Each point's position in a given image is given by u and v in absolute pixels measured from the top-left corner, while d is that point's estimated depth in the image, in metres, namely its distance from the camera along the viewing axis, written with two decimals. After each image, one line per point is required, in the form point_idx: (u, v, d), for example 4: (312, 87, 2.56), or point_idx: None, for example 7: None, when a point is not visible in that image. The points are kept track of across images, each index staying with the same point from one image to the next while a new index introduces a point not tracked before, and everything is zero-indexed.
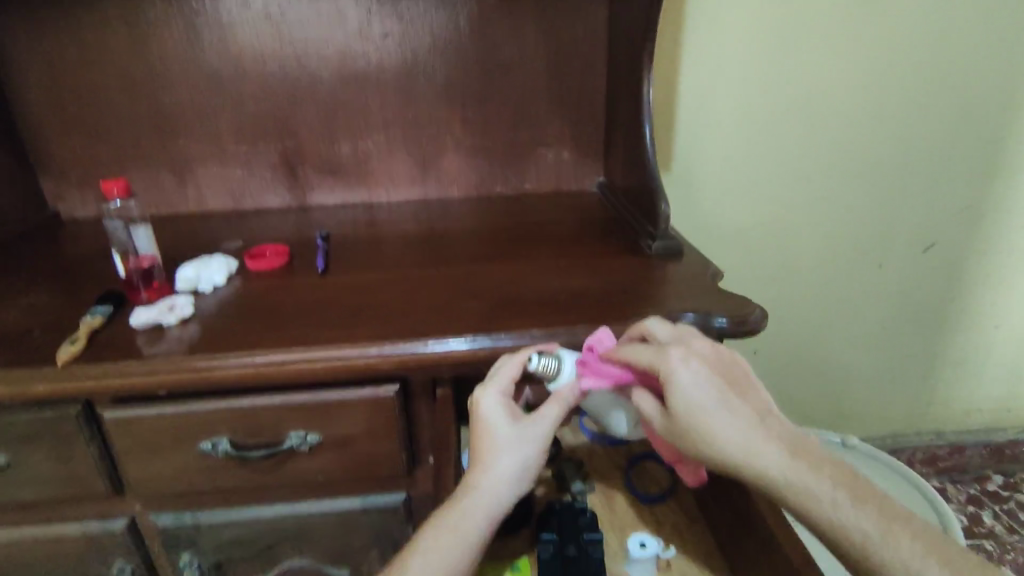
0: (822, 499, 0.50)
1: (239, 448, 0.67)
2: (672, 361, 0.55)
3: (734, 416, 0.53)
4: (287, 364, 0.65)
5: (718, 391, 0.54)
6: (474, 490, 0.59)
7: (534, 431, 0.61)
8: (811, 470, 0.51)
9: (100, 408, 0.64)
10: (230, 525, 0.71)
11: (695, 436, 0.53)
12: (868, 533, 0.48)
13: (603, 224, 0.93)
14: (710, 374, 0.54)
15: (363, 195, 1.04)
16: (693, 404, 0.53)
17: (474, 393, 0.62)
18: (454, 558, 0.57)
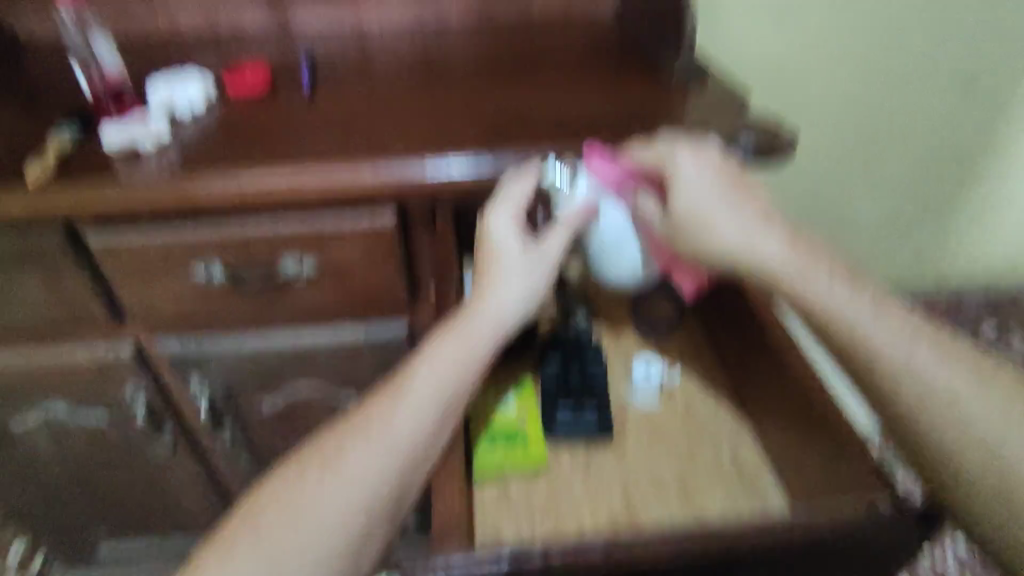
0: (831, 299, 0.46)
1: (235, 274, 0.64)
2: (680, 155, 0.52)
3: (743, 214, 0.50)
4: (275, 187, 0.60)
5: (727, 188, 0.51)
6: (478, 312, 0.51)
7: (545, 257, 0.53)
8: (822, 271, 0.47)
9: (82, 229, 0.62)
10: (235, 353, 0.72)
11: (697, 232, 0.51)
12: (878, 336, 0.45)
13: (619, 42, 0.83)
14: (722, 171, 0.51)
15: (350, 13, 0.87)
16: (696, 198, 0.51)
17: (483, 213, 0.54)
18: (455, 384, 0.49)
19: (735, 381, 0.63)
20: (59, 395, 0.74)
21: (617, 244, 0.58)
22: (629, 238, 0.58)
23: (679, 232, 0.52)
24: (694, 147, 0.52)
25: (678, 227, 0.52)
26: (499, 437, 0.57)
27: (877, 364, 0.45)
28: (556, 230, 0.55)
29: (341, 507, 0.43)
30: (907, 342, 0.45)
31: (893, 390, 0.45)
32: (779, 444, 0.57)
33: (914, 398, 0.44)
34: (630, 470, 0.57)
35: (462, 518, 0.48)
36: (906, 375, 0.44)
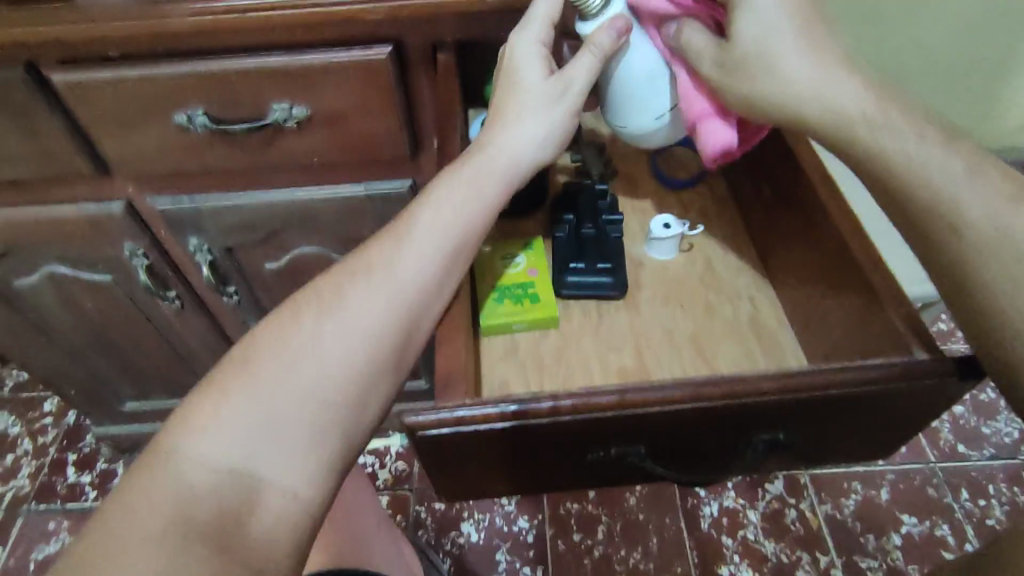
0: (900, 149, 0.42)
1: (219, 121, 0.58)
2: None
3: (811, 51, 0.44)
4: (251, 13, 0.52)
5: (793, 19, 0.44)
6: (493, 147, 0.47)
7: (567, 89, 0.47)
8: (896, 121, 0.42)
9: (46, 69, 0.56)
10: (230, 210, 0.69)
11: (756, 69, 0.45)
12: (950, 188, 0.40)
13: None
14: (794, 2, 0.44)
15: None
16: (760, 29, 0.44)
17: (509, 36, 0.48)
18: (465, 223, 0.45)
19: (761, 238, 0.59)
20: (57, 252, 0.72)
21: (643, 94, 0.50)
22: (657, 85, 0.50)
23: (733, 71, 0.46)
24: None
25: (733, 64, 0.45)
26: (508, 293, 0.55)
27: (940, 217, 0.40)
28: (584, 54, 0.47)
29: (346, 349, 0.39)
30: (985, 197, 0.39)
31: (950, 247, 0.40)
32: (805, 304, 0.54)
33: (980, 258, 0.39)
34: (642, 328, 0.56)
35: (465, 364, 0.46)
36: (976, 231, 0.39)
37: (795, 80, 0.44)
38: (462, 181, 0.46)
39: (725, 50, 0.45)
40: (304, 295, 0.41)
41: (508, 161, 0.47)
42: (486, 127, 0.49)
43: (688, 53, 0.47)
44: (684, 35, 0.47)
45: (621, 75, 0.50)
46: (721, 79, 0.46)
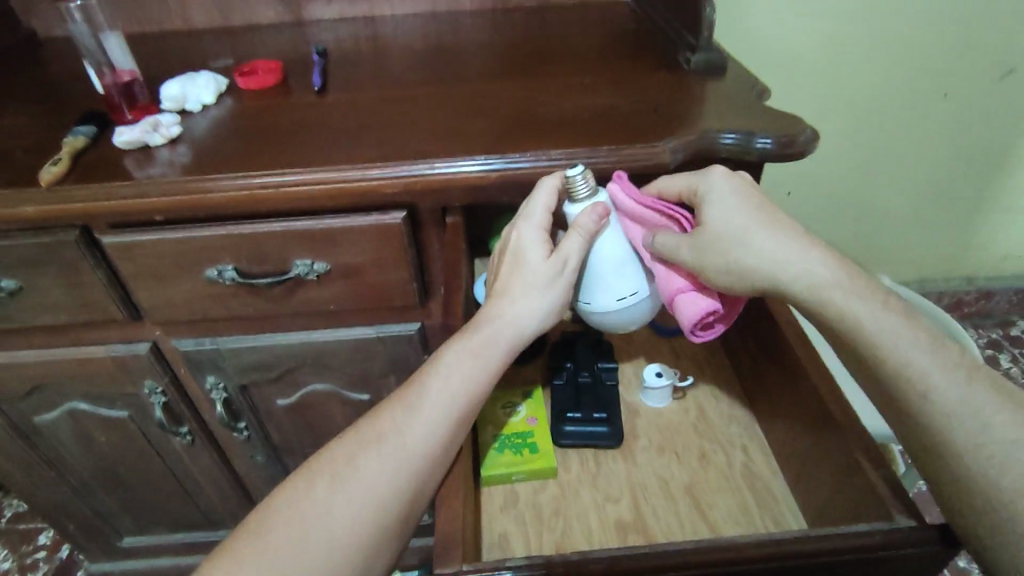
0: (870, 318, 0.46)
1: (247, 275, 0.64)
2: (713, 177, 0.53)
3: (783, 232, 0.50)
4: (283, 187, 0.59)
5: (756, 207, 0.51)
6: (494, 319, 0.51)
7: (561, 265, 0.52)
8: (864, 298, 0.47)
9: (98, 233, 0.62)
10: (248, 352, 0.73)
11: (726, 244, 0.50)
12: (916, 360, 0.45)
13: (634, 38, 0.84)
14: (753, 194, 0.52)
15: (364, 9, 0.98)
16: (732, 212, 0.51)
17: (510, 224, 0.54)
18: (466, 390, 0.49)
19: (749, 384, 0.62)
20: (79, 390, 0.76)
21: (613, 270, 0.54)
22: (626, 272, 0.55)
23: (709, 246, 0.51)
24: (724, 172, 0.54)
25: (705, 244, 0.51)
26: (508, 445, 0.57)
27: (927, 401, 0.44)
28: (572, 234, 0.52)
29: (354, 522, 0.42)
30: (946, 369, 0.44)
31: (940, 431, 0.43)
32: (795, 454, 0.55)
33: (952, 425, 0.43)
34: (638, 478, 0.57)
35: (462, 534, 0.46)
36: (946, 400, 0.43)
37: (768, 253, 0.49)
38: (466, 350, 0.50)
39: (698, 235, 0.51)
40: (322, 463, 0.45)
41: (508, 330, 0.51)
42: (488, 301, 0.53)
43: (667, 250, 0.52)
44: (658, 237, 0.52)
45: (594, 263, 0.54)
46: (697, 258, 0.51)
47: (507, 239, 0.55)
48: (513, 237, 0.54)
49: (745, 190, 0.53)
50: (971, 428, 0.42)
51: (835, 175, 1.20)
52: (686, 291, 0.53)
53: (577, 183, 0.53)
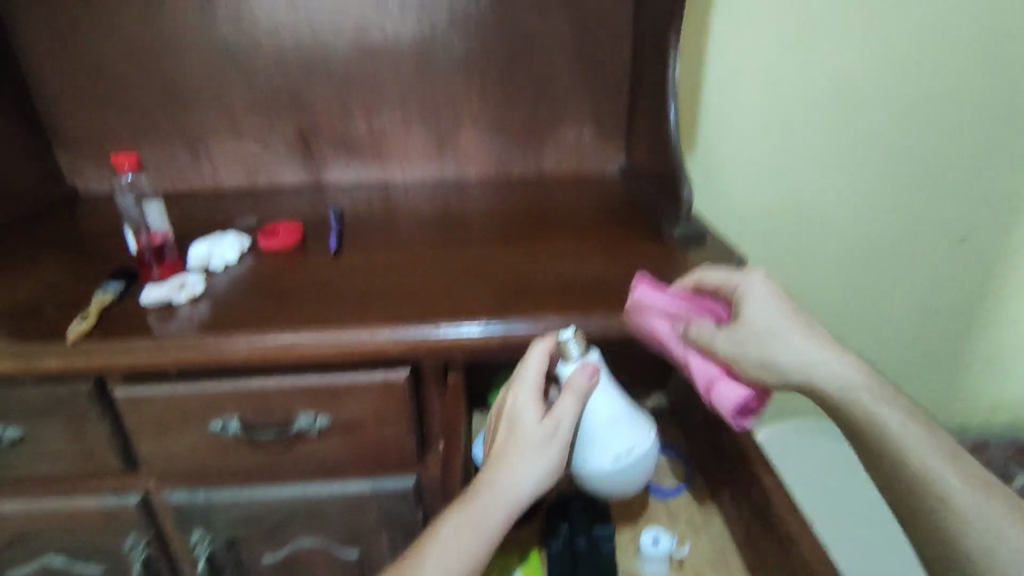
0: (886, 418, 0.51)
1: (250, 429, 0.66)
2: (750, 278, 0.57)
3: (813, 335, 0.54)
4: (296, 346, 0.63)
5: (792, 311, 0.54)
6: (493, 484, 0.52)
7: (556, 426, 0.55)
8: (884, 399, 0.52)
9: (111, 384, 0.64)
10: (240, 505, 0.71)
11: (763, 341, 0.53)
12: (942, 473, 0.49)
13: (622, 208, 0.93)
14: (786, 297, 0.55)
15: (379, 174, 1.09)
16: (771, 312, 0.54)
17: (506, 388, 0.57)
18: (467, 559, 0.49)
19: (746, 553, 0.61)
20: (60, 543, 0.73)
21: (605, 430, 0.59)
22: (617, 433, 0.59)
23: (746, 343, 0.54)
24: (761, 275, 0.57)
25: (743, 340, 0.54)
26: None
27: (951, 513, 0.48)
28: (566, 397, 0.55)
29: None
30: (963, 478, 0.49)
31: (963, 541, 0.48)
32: None
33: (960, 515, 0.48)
34: None
35: None
36: (957, 496, 0.49)
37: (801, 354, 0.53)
38: (465, 518, 0.51)
39: (735, 330, 0.54)
40: None
41: (508, 495, 0.52)
42: (486, 464, 0.55)
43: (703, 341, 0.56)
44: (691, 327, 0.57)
45: (587, 422, 0.59)
46: (732, 351, 0.54)
47: (504, 402, 0.58)
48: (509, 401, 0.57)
49: (782, 293, 0.56)
50: (981, 525, 0.48)
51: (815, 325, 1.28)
52: (722, 378, 0.56)
53: (568, 346, 0.58)
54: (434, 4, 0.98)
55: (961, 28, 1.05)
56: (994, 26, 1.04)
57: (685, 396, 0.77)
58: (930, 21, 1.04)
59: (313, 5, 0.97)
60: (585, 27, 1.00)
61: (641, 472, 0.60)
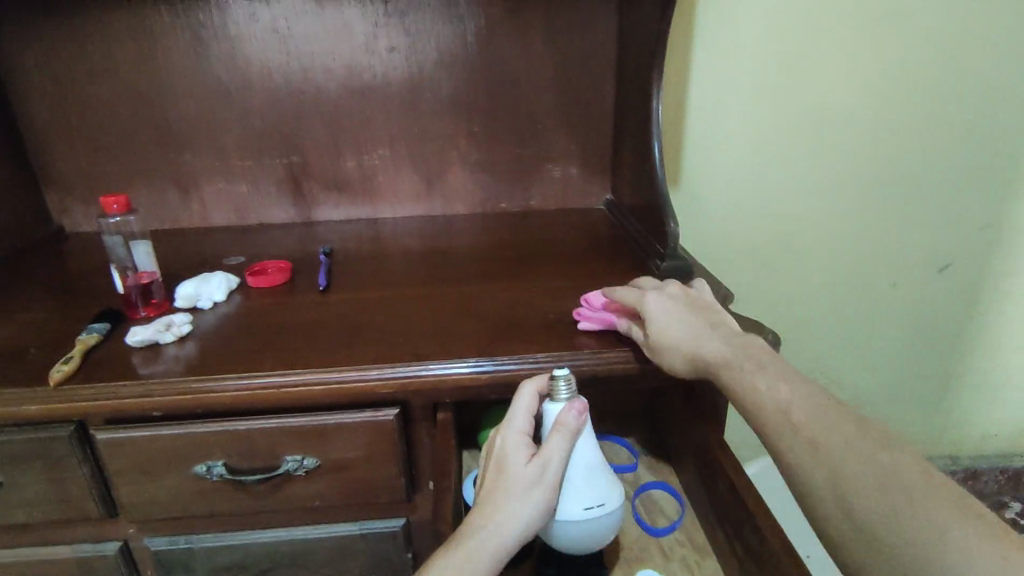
0: (770, 386, 0.49)
1: (235, 472, 0.65)
2: (644, 295, 0.64)
3: (696, 325, 0.58)
4: (284, 387, 0.62)
5: (685, 312, 0.60)
6: (480, 528, 0.51)
7: (546, 468, 0.54)
8: (771, 370, 0.51)
9: (93, 429, 0.63)
10: (223, 551, 0.70)
11: (661, 343, 0.59)
12: (814, 428, 0.45)
13: (609, 243, 0.94)
14: (676, 305, 0.61)
15: (368, 211, 1.09)
16: (659, 312, 0.61)
17: (496, 429, 0.57)
18: None
19: None
20: None
21: (584, 476, 0.58)
22: (593, 481, 0.58)
23: (654, 347, 0.60)
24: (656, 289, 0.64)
25: (651, 344, 0.61)
26: None
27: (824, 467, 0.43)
28: (554, 437, 0.55)
29: None
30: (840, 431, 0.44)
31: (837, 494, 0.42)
32: None
33: (860, 496, 0.41)
34: None
35: None
36: (850, 472, 0.42)
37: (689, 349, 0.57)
38: (451, 565, 0.49)
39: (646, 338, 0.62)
40: None
41: (497, 540, 0.50)
42: (473, 508, 0.54)
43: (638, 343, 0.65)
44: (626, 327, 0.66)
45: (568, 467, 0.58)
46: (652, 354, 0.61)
47: (493, 444, 0.57)
48: (500, 443, 0.56)
49: (685, 297, 0.63)
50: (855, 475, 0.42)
51: (801, 350, 1.30)
52: None
53: (559, 385, 0.58)
54: (422, 45, 1.00)
55: (929, 70, 1.09)
56: (959, 67, 1.10)
57: (676, 430, 0.77)
58: (900, 62, 1.09)
59: (303, 46, 0.99)
60: (570, 69, 1.03)
61: (611, 524, 0.60)
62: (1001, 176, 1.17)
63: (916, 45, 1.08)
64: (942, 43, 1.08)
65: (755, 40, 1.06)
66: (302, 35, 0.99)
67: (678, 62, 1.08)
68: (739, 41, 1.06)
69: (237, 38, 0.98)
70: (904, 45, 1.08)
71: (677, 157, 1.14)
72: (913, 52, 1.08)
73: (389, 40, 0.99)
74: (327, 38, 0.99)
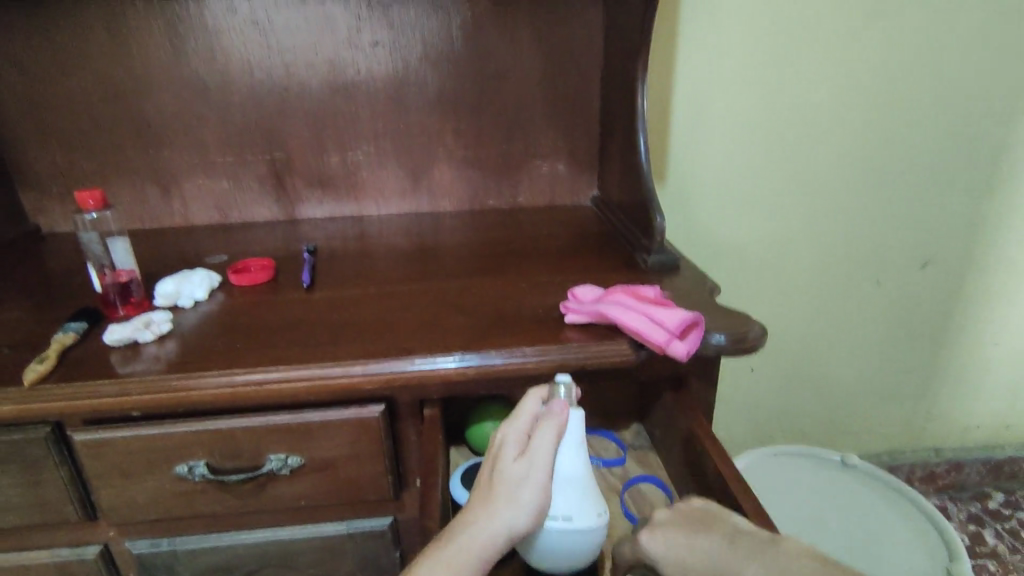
0: None
1: (218, 471, 0.63)
2: (642, 538, 0.54)
3: (711, 554, 0.50)
4: (266, 384, 0.61)
5: (691, 540, 0.52)
6: (471, 525, 0.50)
7: (532, 464, 0.54)
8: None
9: (71, 430, 0.62)
10: (207, 553, 0.68)
11: None
12: None
13: (597, 239, 0.94)
14: (676, 534, 0.53)
15: (353, 208, 1.08)
16: (679, 570, 0.52)
17: (493, 431, 0.57)
18: None
19: None
20: None
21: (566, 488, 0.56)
22: (576, 493, 0.56)
23: None
24: (648, 531, 0.55)
25: None
26: None
27: None
28: (545, 437, 0.55)
29: None
30: None
31: None
32: None
33: None
34: None
35: None
36: None
37: None
38: (439, 561, 0.48)
39: None
40: None
41: (474, 534, 0.50)
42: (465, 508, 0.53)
43: None
44: None
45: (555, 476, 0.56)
46: None
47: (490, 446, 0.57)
48: (496, 441, 0.57)
49: (682, 516, 0.54)
50: None
51: (789, 344, 1.31)
52: (668, 340, 0.62)
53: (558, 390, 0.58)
54: (406, 39, 0.99)
55: (910, 66, 1.10)
56: (940, 63, 1.11)
57: (664, 424, 0.77)
58: (884, 56, 1.10)
59: (285, 41, 0.98)
60: (555, 64, 1.03)
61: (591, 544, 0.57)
62: (982, 170, 1.19)
63: (898, 41, 1.09)
64: (925, 37, 1.09)
65: (739, 35, 1.06)
66: (283, 29, 0.97)
67: (663, 56, 1.07)
68: (723, 35, 1.06)
69: (216, 32, 0.96)
70: (886, 40, 1.08)
71: (663, 153, 1.14)
72: (895, 46, 1.09)
73: (373, 35, 0.98)
74: (309, 33, 0.98)
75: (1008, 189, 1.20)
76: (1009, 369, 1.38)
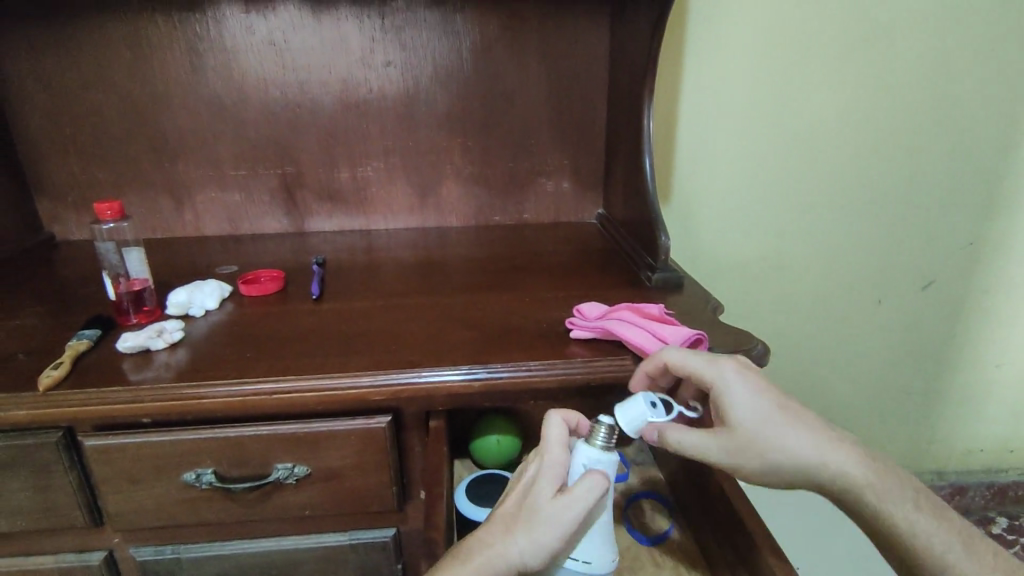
0: (893, 504, 0.52)
1: (225, 479, 0.64)
2: (727, 375, 0.55)
3: (797, 418, 0.54)
4: (276, 393, 0.62)
5: (779, 397, 0.55)
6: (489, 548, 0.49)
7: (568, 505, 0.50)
8: (883, 479, 0.53)
9: (82, 435, 0.63)
10: (210, 560, 0.69)
11: (762, 446, 0.53)
12: (895, 507, 0.52)
13: (602, 256, 0.95)
14: (763, 389, 0.55)
15: (362, 222, 1.10)
16: (755, 415, 0.54)
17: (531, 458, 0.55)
18: None
19: None
20: None
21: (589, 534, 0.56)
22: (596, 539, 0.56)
23: (743, 451, 0.53)
24: (734, 368, 0.56)
25: (739, 446, 0.53)
26: None
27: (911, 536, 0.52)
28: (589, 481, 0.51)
29: None
30: (906, 504, 0.53)
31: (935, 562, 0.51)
32: None
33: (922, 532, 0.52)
34: None
35: None
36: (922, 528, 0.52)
37: (792, 449, 0.53)
38: None
39: (725, 437, 0.54)
40: None
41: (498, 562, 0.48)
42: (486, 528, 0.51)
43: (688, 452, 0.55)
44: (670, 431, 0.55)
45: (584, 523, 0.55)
46: (730, 461, 0.54)
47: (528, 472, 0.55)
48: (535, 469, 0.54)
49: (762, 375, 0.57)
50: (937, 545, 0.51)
51: (790, 364, 1.32)
52: None
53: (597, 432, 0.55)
54: (418, 58, 1.01)
55: (911, 93, 1.13)
56: (940, 91, 1.13)
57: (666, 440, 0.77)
58: (886, 81, 1.12)
59: (300, 59, 1.00)
60: (562, 85, 1.05)
61: None
62: (984, 195, 1.20)
63: (900, 66, 1.11)
64: (926, 65, 1.11)
65: (743, 59, 1.09)
66: (298, 47, 1.00)
67: (669, 78, 1.09)
68: (728, 59, 1.09)
69: (232, 49, 0.99)
70: (888, 65, 1.11)
71: (668, 172, 1.15)
72: (896, 72, 1.11)
73: (385, 54, 1.01)
74: (323, 51, 1.00)
75: (1010, 214, 1.22)
76: (1013, 393, 1.38)
